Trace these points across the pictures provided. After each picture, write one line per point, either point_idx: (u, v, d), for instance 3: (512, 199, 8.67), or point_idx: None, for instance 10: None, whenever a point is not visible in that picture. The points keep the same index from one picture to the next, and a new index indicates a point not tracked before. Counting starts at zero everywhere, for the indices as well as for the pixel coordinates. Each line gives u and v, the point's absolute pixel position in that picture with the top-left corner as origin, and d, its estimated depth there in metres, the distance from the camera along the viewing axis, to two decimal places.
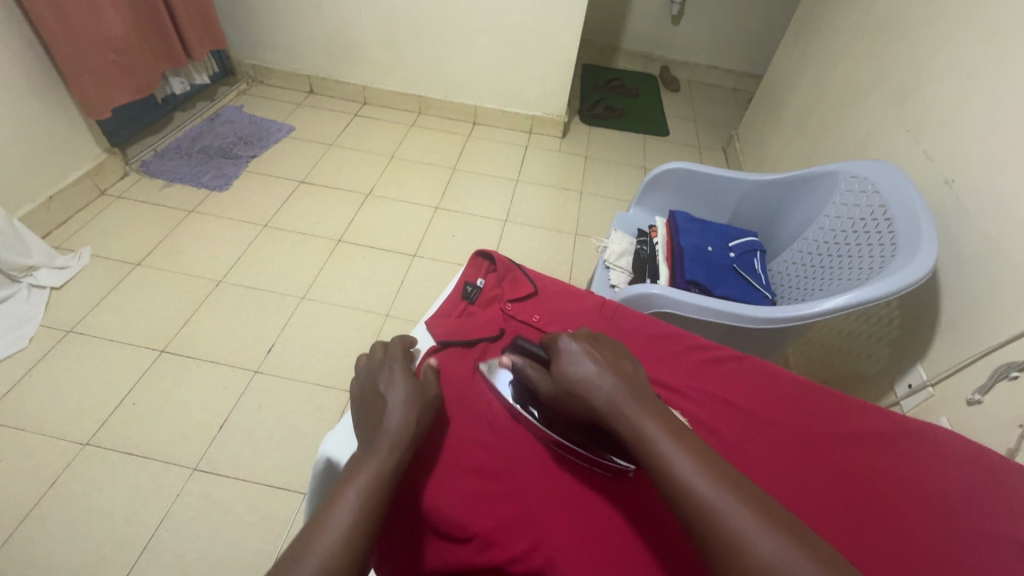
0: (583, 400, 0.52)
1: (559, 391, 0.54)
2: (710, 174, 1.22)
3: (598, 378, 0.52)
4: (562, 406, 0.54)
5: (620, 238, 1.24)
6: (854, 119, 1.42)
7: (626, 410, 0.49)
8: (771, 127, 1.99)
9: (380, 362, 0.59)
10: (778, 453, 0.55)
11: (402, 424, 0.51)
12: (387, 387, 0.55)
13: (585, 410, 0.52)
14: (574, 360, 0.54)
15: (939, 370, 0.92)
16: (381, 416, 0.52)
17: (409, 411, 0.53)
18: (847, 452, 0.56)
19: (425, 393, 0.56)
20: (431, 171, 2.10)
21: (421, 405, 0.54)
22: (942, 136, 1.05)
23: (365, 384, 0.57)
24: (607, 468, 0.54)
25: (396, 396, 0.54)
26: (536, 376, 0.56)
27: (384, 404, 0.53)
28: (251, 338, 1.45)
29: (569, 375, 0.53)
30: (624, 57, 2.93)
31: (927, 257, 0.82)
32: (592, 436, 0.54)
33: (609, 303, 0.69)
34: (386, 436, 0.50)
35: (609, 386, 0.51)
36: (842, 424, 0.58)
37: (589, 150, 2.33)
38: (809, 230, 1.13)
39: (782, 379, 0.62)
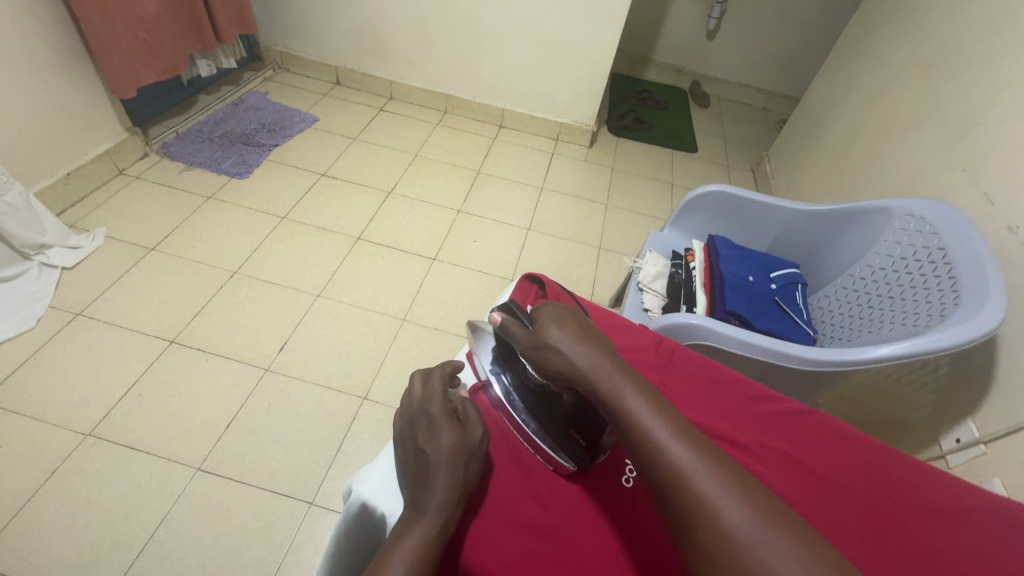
0: (557, 359, 0.52)
1: (532, 345, 0.54)
2: (752, 200, 1.17)
3: (575, 345, 0.51)
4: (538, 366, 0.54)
5: (655, 259, 1.19)
6: (903, 151, 1.36)
7: (604, 374, 0.48)
8: (807, 152, 1.94)
9: (419, 405, 0.54)
10: (855, 527, 0.50)
11: (447, 480, 0.47)
12: (429, 436, 0.50)
13: (562, 371, 0.51)
14: (554, 323, 0.54)
15: (994, 427, 0.87)
16: (428, 469, 0.48)
17: (457, 465, 0.48)
18: (930, 529, 0.51)
19: (472, 441, 0.51)
20: (455, 173, 2.06)
21: (466, 455, 0.49)
22: (1006, 179, 1.00)
23: (406, 427, 0.53)
24: (550, 460, 0.56)
25: (440, 449, 0.49)
26: (517, 332, 0.56)
27: (428, 454, 0.49)
28: (264, 334, 1.41)
29: (548, 337, 0.53)
30: (655, 69, 2.88)
31: (996, 309, 0.77)
32: (552, 418, 0.56)
33: (666, 341, 0.63)
34: (434, 496, 0.46)
35: (586, 354, 0.50)
36: (923, 496, 0.53)
37: (616, 162, 2.28)
38: (856, 267, 1.08)
39: (854, 440, 0.57)
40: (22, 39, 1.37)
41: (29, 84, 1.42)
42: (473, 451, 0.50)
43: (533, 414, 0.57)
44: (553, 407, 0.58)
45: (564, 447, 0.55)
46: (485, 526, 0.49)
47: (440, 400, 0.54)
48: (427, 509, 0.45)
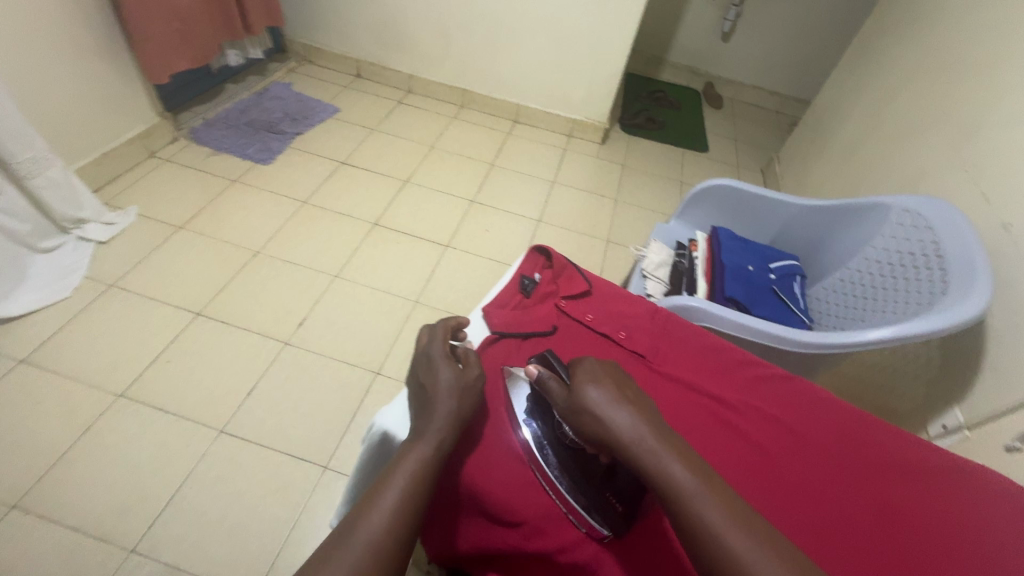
0: (596, 428, 0.49)
1: (570, 409, 0.51)
2: (756, 194, 1.21)
3: (619, 412, 0.49)
4: (573, 433, 0.52)
5: (659, 248, 1.24)
6: (908, 152, 1.40)
7: (649, 445, 0.47)
8: (816, 153, 1.97)
9: (426, 349, 0.59)
10: (826, 476, 0.55)
11: (444, 410, 0.52)
12: (433, 371, 0.56)
13: (600, 443, 0.49)
14: (594, 384, 0.51)
15: (978, 414, 0.91)
16: (429, 400, 0.53)
17: (454, 398, 0.53)
18: (895, 482, 0.56)
19: (467, 378, 0.55)
20: (469, 165, 2.12)
21: (462, 389, 0.54)
22: (1004, 179, 1.03)
23: (412, 372, 0.58)
24: (580, 520, 0.50)
25: (441, 382, 0.54)
26: (555, 391, 0.53)
27: (429, 390, 0.54)
28: (283, 310, 1.48)
29: (589, 401, 0.50)
30: (670, 69, 2.92)
31: (980, 298, 0.81)
32: (586, 475, 0.52)
33: (661, 310, 0.68)
34: (433, 422, 0.51)
35: (627, 419, 0.49)
36: (890, 455, 0.58)
37: (627, 159, 2.33)
38: (853, 260, 1.12)
39: (831, 404, 0.62)
40: (68, 25, 1.45)
41: (73, 69, 1.50)
42: (470, 387, 0.55)
43: (568, 469, 0.52)
44: (589, 465, 0.52)
45: (599, 511, 0.50)
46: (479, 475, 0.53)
47: (442, 348, 0.58)
48: (426, 432, 0.51)
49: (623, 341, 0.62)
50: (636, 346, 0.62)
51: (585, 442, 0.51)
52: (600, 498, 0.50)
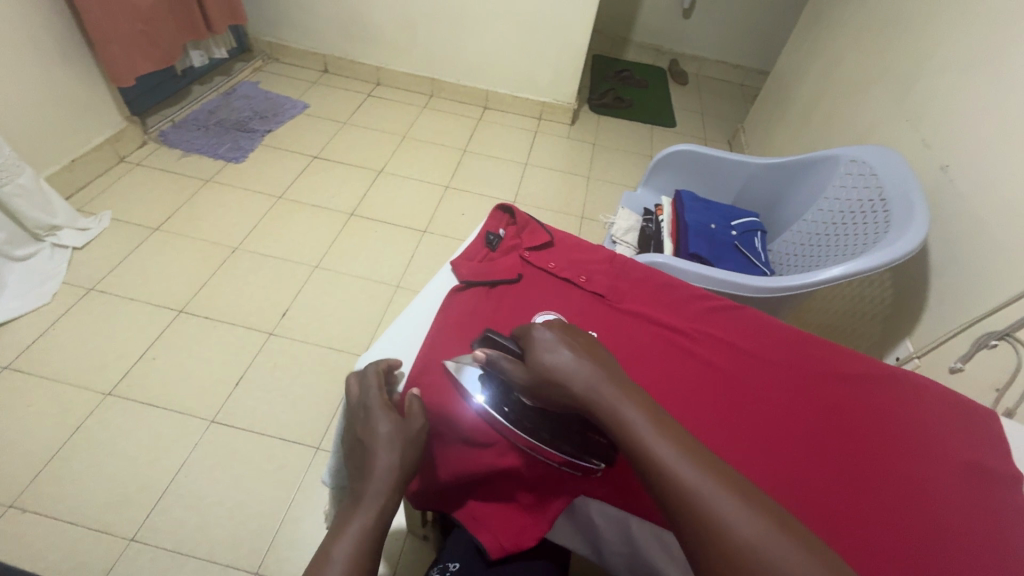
0: (560, 389, 0.50)
1: (533, 382, 0.51)
2: (715, 156, 1.27)
3: (574, 365, 0.50)
4: (540, 401, 0.52)
5: (627, 215, 1.30)
6: (857, 110, 1.46)
7: (604, 393, 0.48)
8: (777, 120, 2.03)
9: (362, 399, 0.56)
10: (774, 386, 0.61)
11: (386, 468, 0.51)
12: (369, 424, 0.53)
13: (565, 402, 0.50)
14: (548, 348, 0.51)
15: (925, 343, 0.98)
16: (368, 457, 0.51)
17: (395, 459, 0.51)
18: (838, 387, 0.61)
19: (411, 429, 0.53)
20: (442, 153, 2.14)
21: (408, 442, 0.52)
22: (940, 125, 1.10)
23: (353, 424, 0.56)
24: (576, 467, 0.53)
25: (378, 435, 0.52)
26: (511, 367, 0.52)
27: (369, 447, 0.52)
28: (267, 302, 1.50)
29: (547, 364, 0.50)
30: (634, 49, 2.97)
31: (918, 232, 0.88)
32: (560, 432, 0.53)
33: (620, 256, 0.72)
34: (376, 480, 0.50)
35: (583, 373, 0.49)
36: (834, 364, 0.64)
37: (597, 138, 2.37)
38: (809, 212, 1.18)
39: (779, 327, 0.68)
40: (28, 31, 1.44)
41: (36, 75, 1.50)
42: (414, 439, 0.53)
43: (543, 426, 0.53)
44: (561, 420, 0.53)
45: (588, 451, 0.53)
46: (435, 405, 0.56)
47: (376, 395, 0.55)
48: (367, 493, 0.50)
49: (585, 284, 0.66)
50: (597, 288, 0.66)
51: (551, 406, 0.51)
52: (580, 438, 0.53)
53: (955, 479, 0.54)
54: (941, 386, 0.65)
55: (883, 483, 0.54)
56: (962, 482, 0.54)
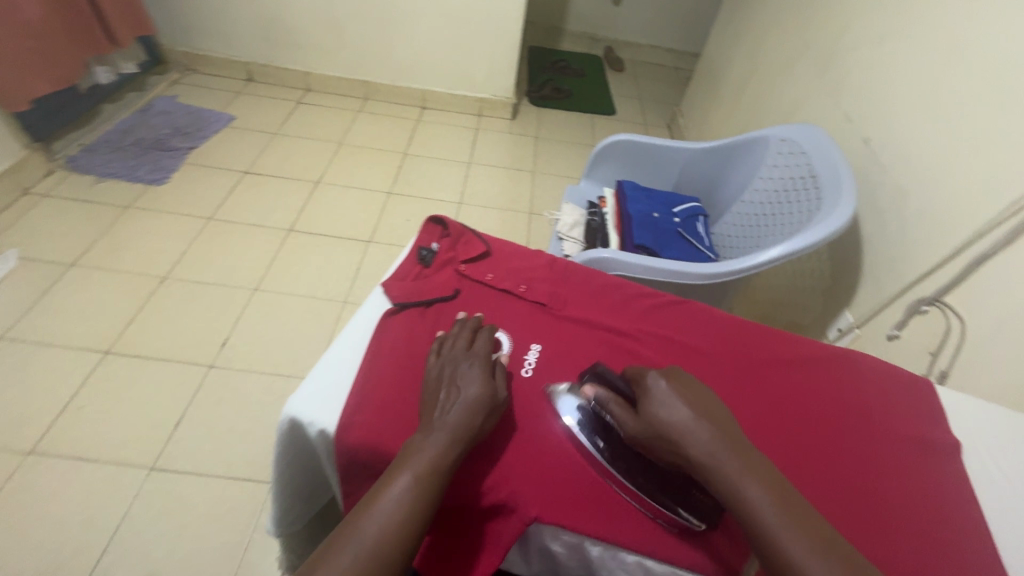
0: (671, 443, 0.49)
1: (645, 431, 0.50)
2: (652, 144, 1.27)
3: (689, 422, 0.49)
4: (646, 450, 0.51)
5: (571, 210, 1.29)
6: (784, 88, 1.50)
7: (724, 462, 0.47)
8: (710, 101, 2.07)
9: (461, 353, 0.53)
10: (719, 382, 0.60)
11: (458, 419, 0.48)
12: (463, 378, 0.51)
13: (675, 458, 0.49)
14: (663, 402, 0.50)
15: (864, 312, 1.01)
16: (443, 407, 0.49)
17: (472, 415, 0.48)
18: (779, 375, 0.62)
19: (495, 396, 0.51)
20: (382, 157, 2.07)
21: (490, 409, 0.49)
22: (859, 99, 1.13)
23: (441, 369, 0.52)
24: (672, 523, 0.49)
25: (467, 393, 0.49)
26: (620, 414, 0.52)
27: (449, 399, 0.49)
28: (203, 332, 1.41)
29: (660, 416, 0.50)
30: (569, 38, 2.96)
31: (846, 208, 0.91)
32: (664, 485, 0.50)
33: (559, 259, 0.70)
34: (444, 430, 0.47)
35: (700, 432, 0.48)
36: (774, 351, 0.64)
37: (539, 131, 2.36)
38: (746, 194, 1.20)
39: (720, 319, 0.67)
40: None
41: None
42: (496, 407, 0.50)
43: (645, 477, 0.51)
44: (666, 473, 0.51)
45: (686, 505, 0.49)
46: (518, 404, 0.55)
47: (470, 355, 0.53)
48: (431, 438, 0.46)
49: (524, 294, 0.63)
50: (536, 296, 0.63)
51: (661, 458, 0.50)
52: (687, 497, 0.50)
53: (895, 458, 0.56)
54: (880, 361, 0.66)
55: (834, 472, 0.54)
56: (903, 461, 0.56)
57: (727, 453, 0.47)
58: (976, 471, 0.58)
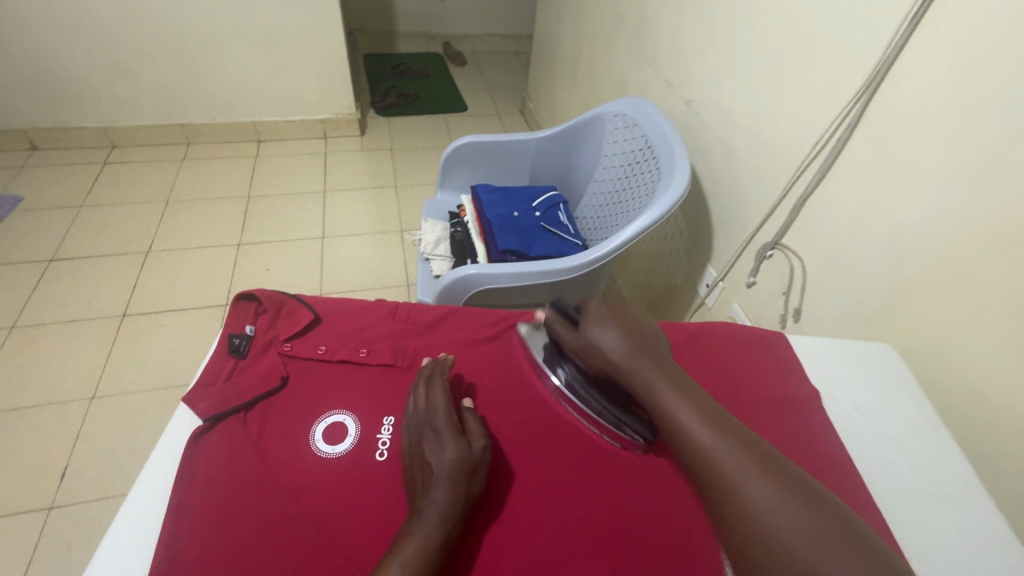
0: (600, 356, 0.54)
1: (580, 345, 0.56)
2: (497, 142, 1.23)
3: (615, 340, 0.54)
4: (585, 364, 0.56)
5: (432, 226, 1.21)
6: (609, 61, 1.54)
7: (641, 373, 0.52)
8: (551, 82, 2.10)
9: (429, 413, 0.49)
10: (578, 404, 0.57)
11: (449, 486, 0.43)
12: (438, 444, 0.46)
13: (603, 366, 0.55)
14: (596, 323, 0.56)
15: (722, 266, 1.06)
16: (422, 485, 0.44)
17: (459, 478, 0.44)
18: None
19: (477, 451, 0.47)
20: (222, 207, 1.85)
21: (471, 470, 0.45)
22: (673, 64, 1.18)
23: (413, 434, 0.48)
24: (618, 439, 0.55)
25: (445, 458, 0.45)
26: (563, 332, 0.58)
27: (428, 469, 0.45)
28: (32, 469, 1.15)
29: (592, 337, 0.55)
30: (404, 40, 2.85)
31: (683, 175, 0.94)
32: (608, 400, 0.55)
33: (403, 305, 0.62)
34: (431, 507, 0.42)
35: (623, 343, 0.54)
36: None
37: (393, 142, 2.25)
38: (597, 173, 1.21)
39: None
40: None
41: None
42: (479, 467, 0.46)
43: (593, 398, 0.56)
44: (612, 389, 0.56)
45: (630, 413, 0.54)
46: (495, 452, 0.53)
47: (435, 414, 0.48)
48: (428, 517, 0.42)
49: (367, 359, 0.55)
50: (380, 358, 0.55)
51: (595, 373, 0.56)
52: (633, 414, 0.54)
53: (779, 426, 0.57)
54: (740, 326, 0.68)
55: None
56: (785, 426, 0.57)
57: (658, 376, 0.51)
58: (837, 411, 0.60)
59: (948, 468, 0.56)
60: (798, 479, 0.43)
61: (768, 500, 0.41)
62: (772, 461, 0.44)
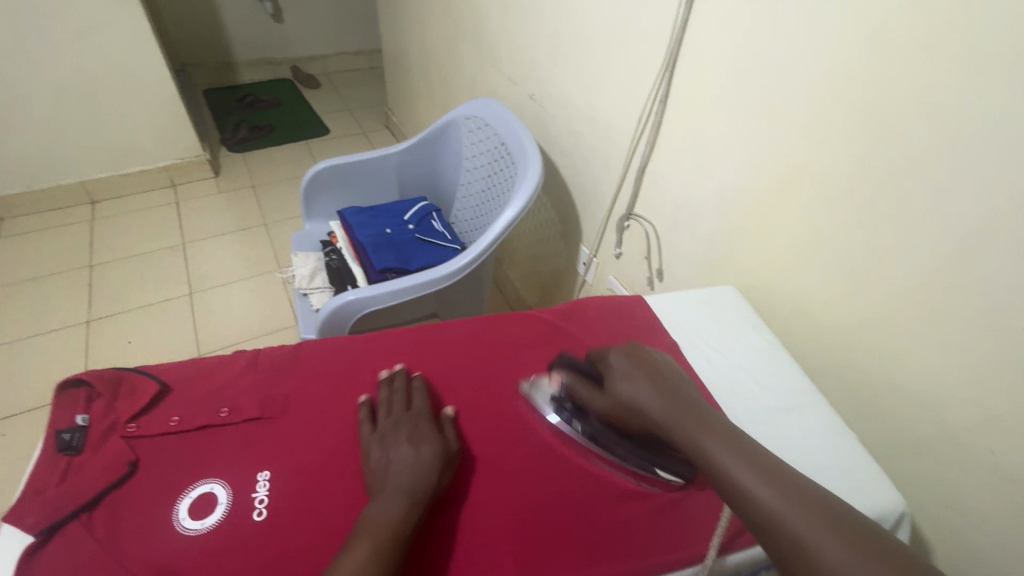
0: (636, 417, 0.52)
1: (610, 407, 0.53)
2: (355, 161, 1.20)
3: (649, 393, 0.52)
4: (612, 422, 0.53)
5: (305, 259, 1.16)
6: (456, 66, 1.57)
7: (682, 431, 0.49)
8: (408, 93, 2.09)
9: (405, 415, 0.52)
10: None
11: (413, 477, 0.47)
12: (412, 441, 0.49)
13: (642, 425, 0.52)
14: (621, 377, 0.54)
15: (592, 243, 1.12)
16: (387, 478, 0.47)
17: (427, 474, 0.47)
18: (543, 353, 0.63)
19: (450, 451, 0.50)
20: (59, 284, 1.61)
21: (444, 463, 0.49)
22: (512, 61, 1.23)
23: (389, 433, 0.51)
24: (653, 482, 0.53)
25: (419, 454, 0.48)
26: (586, 394, 0.55)
27: (399, 462, 0.48)
28: None
29: (625, 393, 0.53)
30: (246, 69, 2.68)
31: (535, 166, 0.98)
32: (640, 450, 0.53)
33: (265, 352, 0.58)
34: (397, 494, 0.45)
35: (658, 399, 0.51)
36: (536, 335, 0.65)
37: (253, 178, 2.10)
38: (461, 177, 1.23)
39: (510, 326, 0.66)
40: None
41: None
42: (450, 459, 0.50)
43: (623, 449, 0.53)
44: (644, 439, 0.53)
45: (663, 465, 0.52)
46: (349, 428, 0.53)
47: (415, 414, 0.53)
48: (390, 502, 0.45)
49: (230, 417, 0.51)
50: (245, 413, 0.52)
51: (627, 428, 0.53)
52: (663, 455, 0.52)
53: None
54: (605, 297, 0.73)
55: None
56: None
57: (705, 436, 0.48)
58: (699, 354, 0.67)
59: (792, 383, 0.64)
60: (871, 533, 0.40)
61: (798, 517, 0.41)
62: (877, 539, 0.39)
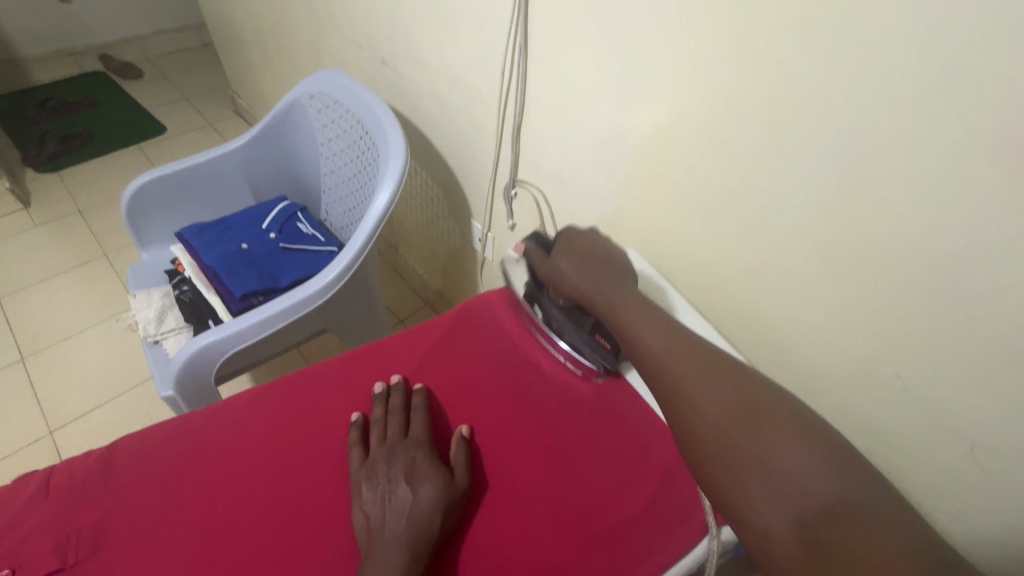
0: (565, 290, 0.58)
1: (548, 276, 0.60)
2: (183, 169, 0.99)
3: (568, 266, 0.57)
4: (554, 294, 0.60)
5: (147, 298, 0.95)
6: (293, 34, 1.34)
7: (596, 300, 0.55)
8: (251, 72, 1.79)
9: (395, 451, 0.50)
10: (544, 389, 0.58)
11: (411, 523, 0.45)
12: (412, 482, 0.48)
13: (569, 297, 0.58)
14: (563, 250, 0.59)
15: (483, 217, 1.02)
16: (386, 524, 0.45)
17: (426, 517, 0.45)
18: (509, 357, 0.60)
19: (453, 484, 0.48)
20: None
21: (447, 502, 0.46)
22: (352, 21, 1.05)
23: (386, 472, 0.48)
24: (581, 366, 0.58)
25: (419, 496, 0.46)
26: (537, 260, 0.61)
27: (398, 505, 0.46)
28: None
29: (552, 267, 0.59)
30: (39, 66, 2.17)
31: (398, 146, 0.84)
32: (577, 329, 0.58)
33: (64, 470, 0.48)
34: (396, 546, 0.43)
35: (582, 272, 0.57)
36: (490, 338, 0.62)
37: (79, 200, 1.74)
38: (321, 167, 1.05)
39: (483, 332, 0.63)
40: None
41: None
42: (456, 495, 0.47)
43: (566, 321, 0.59)
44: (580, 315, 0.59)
45: (590, 344, 0.57)
46: (178, 546, 0.44)
47: (411, 446, 0.50)
48: (386, 557, 0.42)
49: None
50: (37, 565, 0.42)
51: (563, 300, 0.59)
52: (590, 333, 0.58)
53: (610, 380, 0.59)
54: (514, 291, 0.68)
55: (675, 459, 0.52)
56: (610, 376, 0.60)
57: (630, 314, 0.53)
58: None
59: None
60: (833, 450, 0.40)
61: (755, 448, 0.41)
62: (829, 449, 0.40)
